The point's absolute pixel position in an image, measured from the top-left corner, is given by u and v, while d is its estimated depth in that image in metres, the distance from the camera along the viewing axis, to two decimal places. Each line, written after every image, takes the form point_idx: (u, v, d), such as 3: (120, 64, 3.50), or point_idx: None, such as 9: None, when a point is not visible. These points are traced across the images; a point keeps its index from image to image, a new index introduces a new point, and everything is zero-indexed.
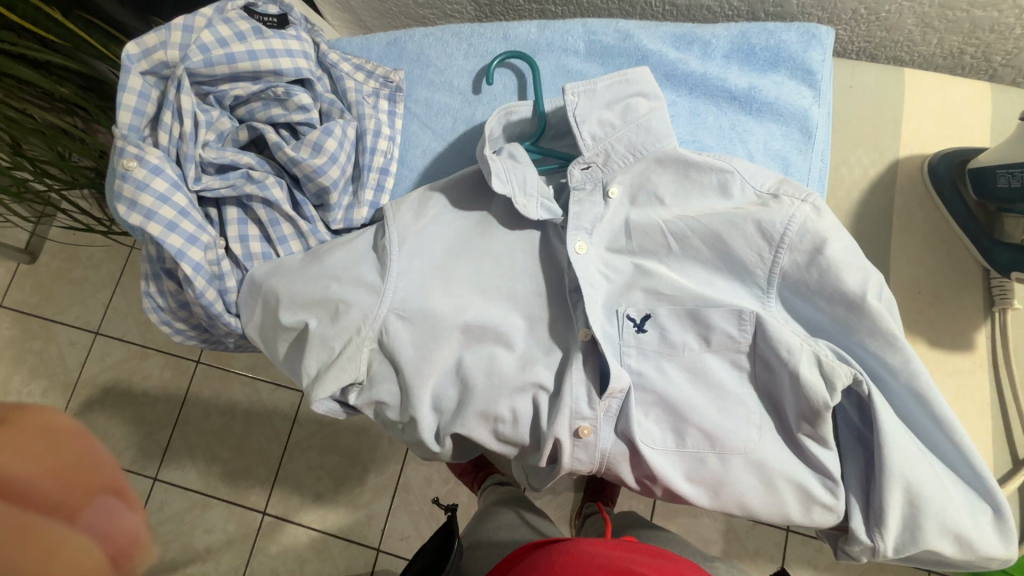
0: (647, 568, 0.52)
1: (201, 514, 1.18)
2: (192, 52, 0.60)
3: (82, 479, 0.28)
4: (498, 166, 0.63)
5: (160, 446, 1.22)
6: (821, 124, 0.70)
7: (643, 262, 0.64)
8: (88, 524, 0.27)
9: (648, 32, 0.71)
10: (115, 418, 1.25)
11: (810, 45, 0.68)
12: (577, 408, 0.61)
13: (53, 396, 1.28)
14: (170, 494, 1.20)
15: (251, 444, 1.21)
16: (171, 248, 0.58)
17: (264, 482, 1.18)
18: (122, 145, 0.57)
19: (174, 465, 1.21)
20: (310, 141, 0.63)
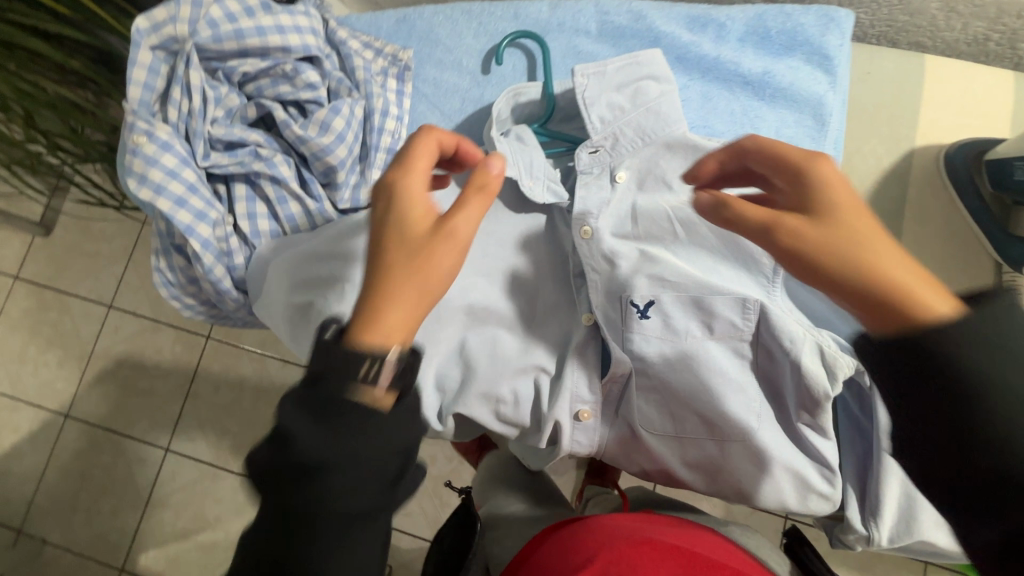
0: (668, 536, 0.55)
1: (212, 484, 1.30)
2: (202, 27, 0.60)
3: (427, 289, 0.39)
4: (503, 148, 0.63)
5: (171, 418, 1.32)
6: (836, 110, 0.68)
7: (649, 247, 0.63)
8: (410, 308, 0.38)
9: (661, 13, 0.70)
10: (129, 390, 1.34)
11: (828, 28, 0.67)
12: (577, 392, 0.61)
13: (68, 364, 1.38)
14: (181, 464, 1.31)
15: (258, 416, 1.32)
16: (180, 224, 0.58)
17: None
18: (132, 120, 0.58)
19: (185, 436, 1.31)
20: (318, 120, 0.63)
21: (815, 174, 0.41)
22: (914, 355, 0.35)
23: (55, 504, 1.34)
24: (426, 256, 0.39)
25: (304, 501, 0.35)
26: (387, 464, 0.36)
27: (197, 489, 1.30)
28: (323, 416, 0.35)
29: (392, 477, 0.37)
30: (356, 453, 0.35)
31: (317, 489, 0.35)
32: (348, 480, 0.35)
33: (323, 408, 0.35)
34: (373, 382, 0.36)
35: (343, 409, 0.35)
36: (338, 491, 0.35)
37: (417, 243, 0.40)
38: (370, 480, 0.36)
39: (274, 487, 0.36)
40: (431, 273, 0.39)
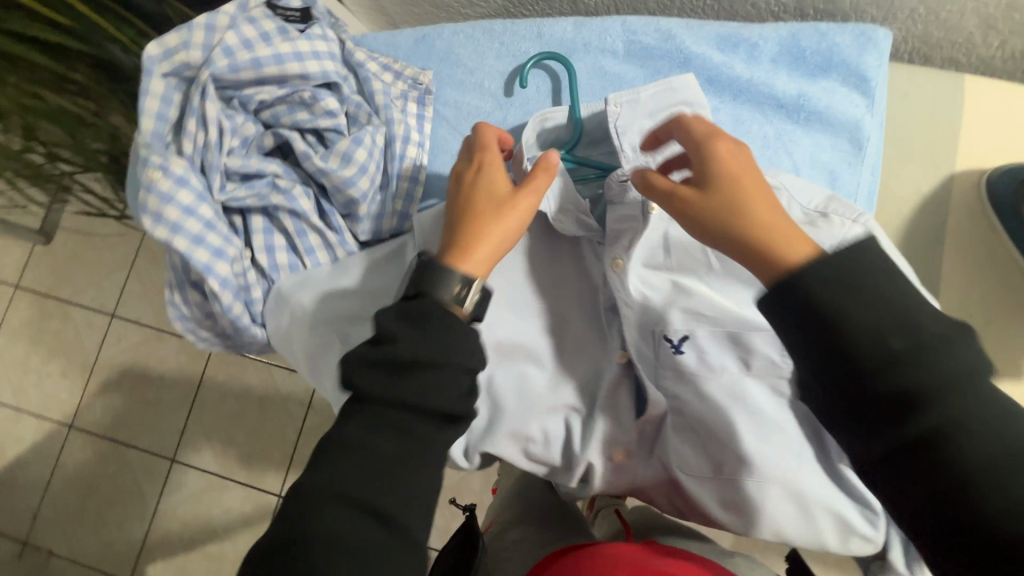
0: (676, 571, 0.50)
1: (219, 492, 1.39)
2: (217, 56, 0.57)
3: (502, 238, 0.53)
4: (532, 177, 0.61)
5: (177, 427, 1.43)
6: (875, 135, 0.66)
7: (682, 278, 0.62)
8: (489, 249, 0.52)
9: (691, 32, 0.68)
10: (134, 397, 1.46)
11: (865, 49, 0.65)
12: (610, 433, 0.59)
13: (72, 374, 1.49)
14: (188, 473, 1.41)
15: (265, 426, 1.41)
16: (197, 264, 0.56)
17: (280, 464, 1.38)
18: (146, 155, 0.55)
19: (191, 446, 1.42)
20: (339, 151, 0.60)
21: (709, 151, 0.47)
22: (794, 307, 0.38)
23: (67, 511, 1.43)
24: (501, 212, 0.52)
25: (399, 395, 0.45)
26: (465, 376, 0.46)
27: (199, 500, 1.40)
28: (425, 323, 0.47)
29: (466, 392, 0.47)
30: (450, 349, 0.46)
31: (413, 385, 0.45)
32: (435, 377, 0.45)
33: (424, 314, 0.47)
34: (464, 302, 0.49)
35: (440, 317, 0.47)
36: (429, 386, 0.45)
37: (495, 206, 0.53)
38: (447, 386, 0.45)
39: (376, 378, 0.45)
40: (503, 222, 0.52)
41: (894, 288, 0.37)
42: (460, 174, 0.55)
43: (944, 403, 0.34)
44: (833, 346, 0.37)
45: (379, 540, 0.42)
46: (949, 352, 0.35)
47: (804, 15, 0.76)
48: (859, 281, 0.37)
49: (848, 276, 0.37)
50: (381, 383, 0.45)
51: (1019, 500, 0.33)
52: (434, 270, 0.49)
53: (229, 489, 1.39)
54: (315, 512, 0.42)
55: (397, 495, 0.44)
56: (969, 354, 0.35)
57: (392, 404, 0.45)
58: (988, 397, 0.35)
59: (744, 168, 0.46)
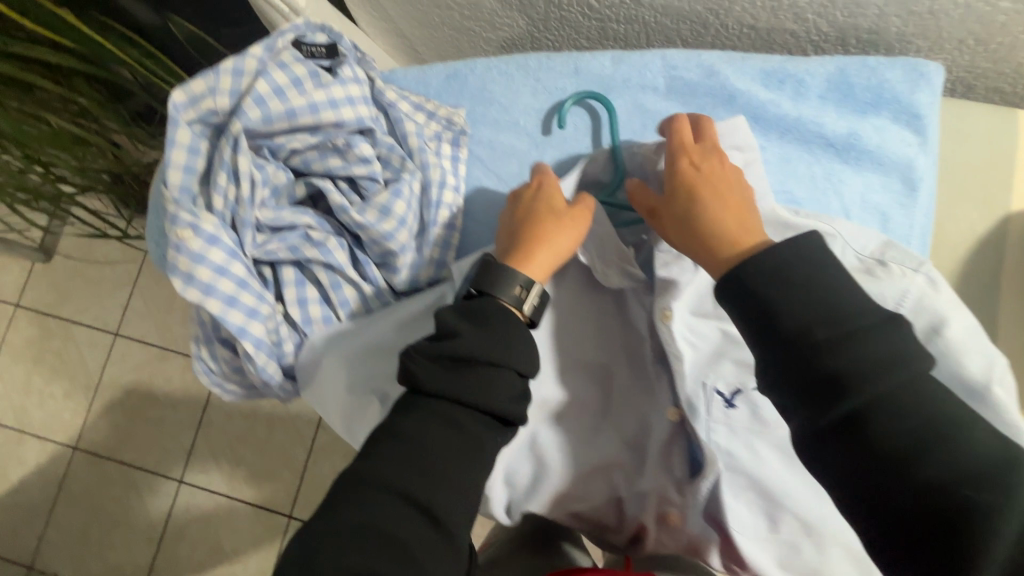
0: None
1: (228, 514, 1.37)
2: (250, 108, 0.54)
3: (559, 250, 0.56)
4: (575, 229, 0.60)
5: (184, 447, 1.40)
6: (927, 175, 0.64)
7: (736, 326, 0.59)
8: (547, 259, 0.56)
9: (733, 68, 0.65)
10: (140, 417, 1.43)
11: (918, 85, 0.62)
12: (664, 494, 0.57)
13: (74, 394, 1.46)
14: (196, 495, 1.39)
15: (274, 446, 1.39)
16: (233, 326, 0.53)
17: (290, 485, 1.37)
18: (175, 212, 0.52)
19: (199, 467, 1.39)
20: (377, 204, 0.58)
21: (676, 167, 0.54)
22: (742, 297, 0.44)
23: (71, 535, 1.40)
24: (560, 227, 0.56)
25: (452, 387, 0.48)
26: (518, 378, 0.50)
27: (210, 521, 1.37)
28: (485, 323, 0.51)
29: (516, 395, 0.50)
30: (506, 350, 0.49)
31: (467, 381, 0.48)
32: (494, 374, 0.49)
33: (488, 314, 0.51)
34: (524, 305, 0.53)
35: (500, 317, 0.51)
36: (481, 385, 0.48)
37: (550, 221, 0.57)
38: (503, 383, 0.49)
39: (435, 372, 0.48)
40: (560, 236, 0.56)
41: (827, 284, 0.42)
42: (519, 193, 0.60)
43: (875, 385, 0.38)
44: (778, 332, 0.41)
45: (420, 529, 0.44)
46: (879, 335, 0.39)
47: (846, 44, 0.74)
48: (795, 274, 0.42)
49: (782, 270, 0.43)
50: (439, 377, 0.48)
51: (955, 475, 0.35)
52: (504, 272, 0.54)
53: (239, 508, 1.37)
54: (363, 489, 0.44)
55: (440, 488, 0.46)
56: (899, 339, 0.39)
57: (446, 397, 0.47)
58: (923, 381, 0.38)
59: (707, 179, 0.53)
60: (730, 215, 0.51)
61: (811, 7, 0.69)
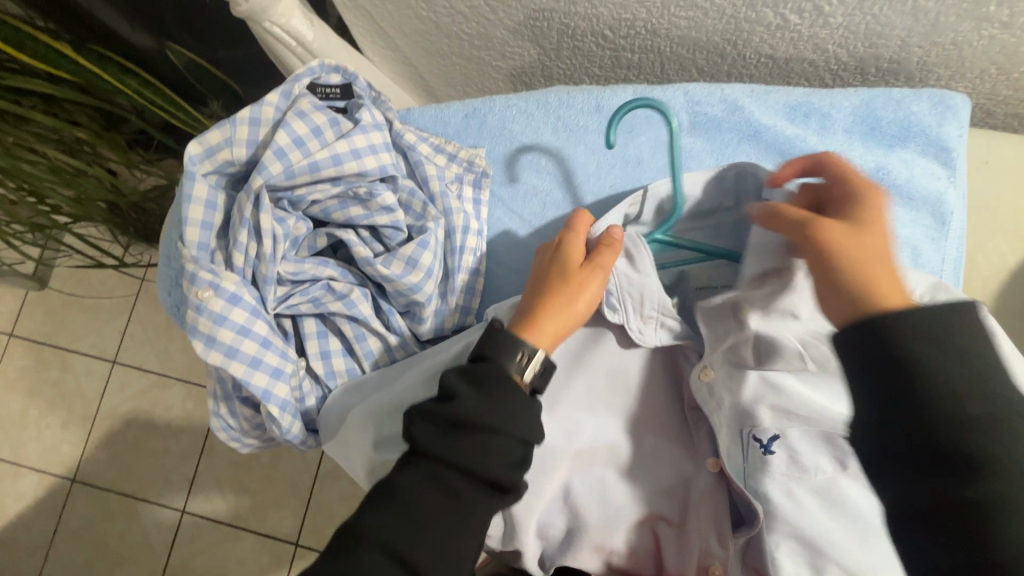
0: None
1: (233, 546, 1.33)
2: (271, 162, 0.53)
3: (565, 323, 0.52)
4: (622, 282, 0.58)
5: (187, 478, 1.37)
6: (958, 209, 0.63)
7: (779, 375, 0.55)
8: (551, 333, 0.51)
9: (759, 103, 0.64)
10: (141, 448, 1.40)
11: (945, 119, 0.62)
12: (706, 547, 0.55)
13: (71, 425, 1.42)
14: (200, 526, 1.35)
15: (280, 476, 1.36)
16: (256, 389, 0.51)
17: (298, 514, 1.33)
18: (193, 271, 0.50)
19: (203, 498, 1.36)
20: (403, 255, 0.56)
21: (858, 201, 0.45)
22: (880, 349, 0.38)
23: (69, 572, 1.36)
24: (567, 299, 0.52)
25: (447, 451, 0.44)
26: (518, 445, 0.45)
27: (215, 551, 1.34)
28: (486, 383, 0.46)
29: (516, 461, 0.45)
30: (504, 416, 0.45)
31: (463, 445, 0.44)
32: (489, 442, 0.44)
33: (492, 377, 0.47)
34: (524, 372, 0.48)
35: (503, 381, 0.47)
36: (477, 450, 0.44)
37: (561, 290, 0.53)
38: (502, 449, 0.45)
39: (433, 434, 0.45)
40: (565, 310, 0.52)
41: (982, 355, 0.37)
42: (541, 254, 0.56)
43: (997, 472, 0.36)
44: (909, 391, 0.37)
45: None
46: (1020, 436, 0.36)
47: (865, 73, 0.73)
48: (951, 339, 0.37)
49: (951, 331, 0.37)
50: (433, 439, 0.45)
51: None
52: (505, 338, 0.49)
53: (244, 538, 1.34)
54: (359, 559, 0.42)
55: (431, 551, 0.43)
56: None
57: (440, 461, 0.44)
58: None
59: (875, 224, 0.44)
60: (878, 271, 0.42)
61: (831, 38, 0.68)
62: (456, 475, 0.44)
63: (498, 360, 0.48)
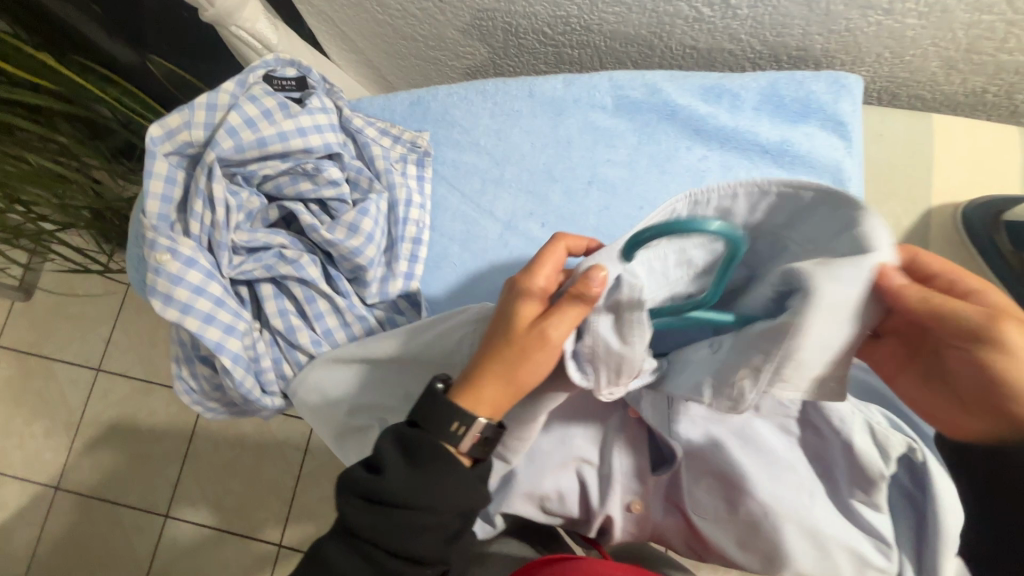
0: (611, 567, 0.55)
1: (216, 548, 1.36)
2: (222, 137, 0.59)
3: (511, 392, 0.48)
4: (601, 349, 0.45)
5: (170, 481, 1.40)
6: (855, 175, 0.69)
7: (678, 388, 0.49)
8: (491, 404, 0.48)
9: (675, 85, 0.71)
10: (124, 453, 1.43)
11: (839, 95, 0.69)
12: (627, 484, 0.62)
13: (55, 433, 1.45)
14: (182, 529, 1.38)
15: (262, 475, 1.39)
16: (210, 342, 0.56)
17: (279, 512, 1.36)
18: (152, 237, 0.55)
19: (185, 501, 1.39)
20: (346, 222, 0.62)
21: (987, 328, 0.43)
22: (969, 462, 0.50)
23: None
24: (510, 366, 0.47)
25: (377, 533, 0.45)
26: (453, 517, 0.46)
27: (198, 555, 1.36)
28: (419, 457, 0.46)
29: (452, 534, 0.46)
30: (436, 493, 0.45)
31: (392, 528, 0.45)
32: (416, 520, 0.45)
33: (426, 450, 0.46)
34: (460, 442, 0.47)
35: (433, 451, 0.46)
36: (404, 530, 0.44)
37: (505, 357, 0.48)
38: (433, 530, 0.45)
39: (361, 517, 0.45)
40: (507, 377, 0.48)
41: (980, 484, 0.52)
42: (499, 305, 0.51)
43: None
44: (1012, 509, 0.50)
45: None
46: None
47: (779, 61, 0.80)
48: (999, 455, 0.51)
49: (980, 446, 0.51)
50: (358, 520, 0.45)
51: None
52: (437, 408, 0.47)
53: (226, 541, 1.36)
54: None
55: None
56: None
57: (369, 540, 0.45)
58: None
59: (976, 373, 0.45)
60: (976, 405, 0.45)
61: (743, 28, 0.76)
62: (384, 554, 0.45)
63: (433, 433, 0.47)
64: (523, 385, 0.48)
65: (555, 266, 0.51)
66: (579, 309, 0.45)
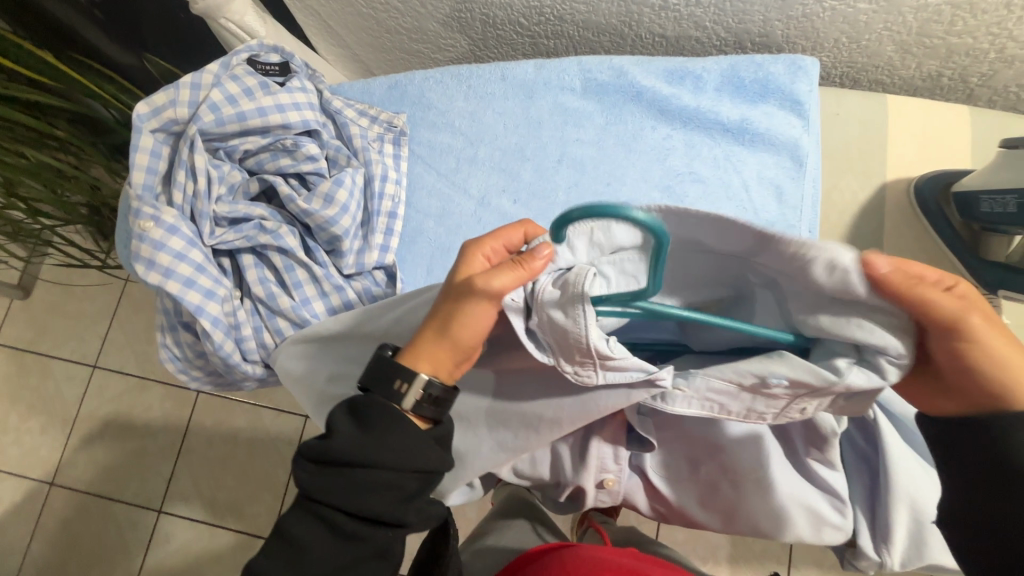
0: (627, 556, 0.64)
1: (208, 542, 1.37)
2: (204, 112, 0.62)
3: (457, 351, 0.49)
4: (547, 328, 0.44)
5: (163, 477, 1.41)
6: (812, 151, 0.72)
7: (698, 378, 0.46)
8: (437, 364, 0.49)
9: (640, 68, 0.74)
10: (119, 447, 1.45)
11: (797, 76, 0.71)
12: (603, 463, 0.61)
13: (51, 429, 1.47)
14: (175, 524, 1.39)
15: (254, 468, 1.41)
16: (190, 304, 0.58)
17: (270, 505, 1.38)
18: (137, 206, 0.58)
19: (178, 496, 1.40)
20: (321, 193, 0.66)
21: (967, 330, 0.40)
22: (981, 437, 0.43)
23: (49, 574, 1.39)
24: (453, 327, 0.48)
25: (331, 492, 0.44)
26: (407, 477, 0.45)
27: (190, 549, 1.37)
28: (369, 420, 0.46)
29: (408, 495, 0.46)
30: (382, 453, 0.45)
31: (343, 487, 0.45)
32: (366, 479, 0.44)
33: (375, 413, 0.46)
34: (402, 400, 0.46)
35: (381, 412, 0.46)
36: (355, 488, 0.44)
37: (447, 318, 0.48)
38: (385, 490, 0.45)
39: (313, 478, 0.45)
40: (450, 338, 0.48)
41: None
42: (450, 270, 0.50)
43: None
44: None
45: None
46: None
47: (744, 47, 0.84)
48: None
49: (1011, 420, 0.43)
50: (309, 481, 0.45)
51: None
52: (378, 367, 0.48)
53: (219, 535, 1.37)
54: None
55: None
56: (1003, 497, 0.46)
57: (324, 501, 0.45)
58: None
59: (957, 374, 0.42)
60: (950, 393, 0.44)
61: (707, 16, 0.79)
62: (341, 513, 0.45)
63: (382, 395, 0.47)
64: (467, 344, 0.48)
65: (501, 244, 0.49)
66: (517, 271, 0.44)
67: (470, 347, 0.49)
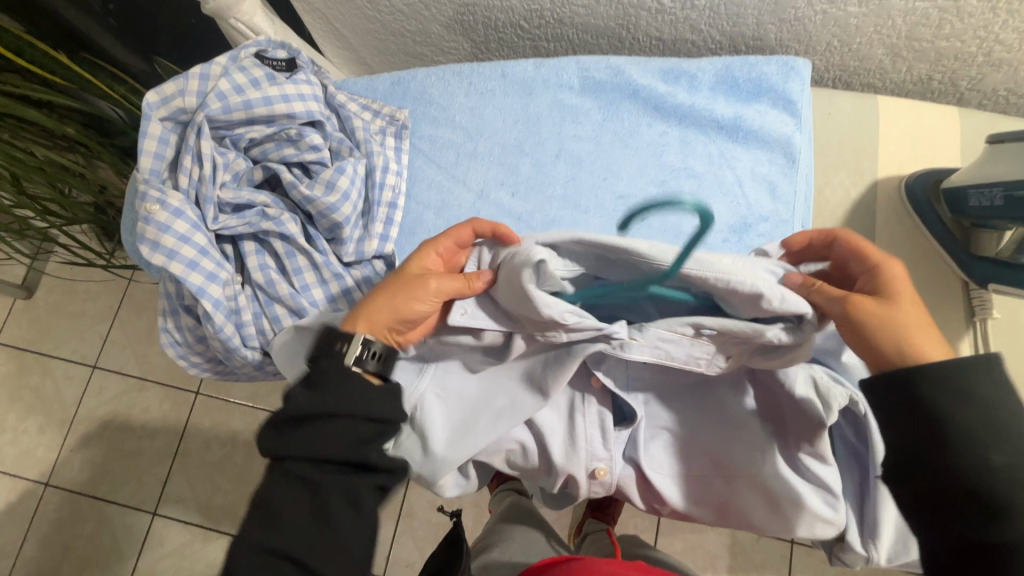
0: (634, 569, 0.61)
1: (202, 545, 1.36)
2: (211, 100, 0.64)
3: (400, 321, 0.54)
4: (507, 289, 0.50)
5: (159, 477, 1.41)
6: (805, 149, 0.74)
7: (650, 329, 0.50)
8: (381, 326, 0.53)
9: (637, 67, 0.76)
10: (117, 447, 1.45)
11: (789, 76, 0.72)
12: (592, 450, 0.61)
13: (48, 429, 1.47)
14: (169, 525, 1.38)
15: (250, 470, 1.40)
16: (192, 285, 0.60)
17: None
18: (144, 190, 0.60)
19: (173, 498, 1.40)
20: (323, 180, 0.68)
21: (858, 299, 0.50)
22: (893, 395, 0.46)
23: None
24: (400, 300, 0.53)
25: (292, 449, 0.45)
26: (363, 422, 0.47)
27: (184, 553, 1.36)
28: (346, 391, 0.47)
29: (364, 438, 0.47)
30: (338, 402, 0.46)
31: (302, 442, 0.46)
32: (328, 429, 0.46)
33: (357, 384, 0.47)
34: (363, 364, 0.49)
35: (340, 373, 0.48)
36: (317, 439, 0.46)
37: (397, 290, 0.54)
38: (342, 436, 0.46)
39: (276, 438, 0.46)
40: (396, 307, 0.53)
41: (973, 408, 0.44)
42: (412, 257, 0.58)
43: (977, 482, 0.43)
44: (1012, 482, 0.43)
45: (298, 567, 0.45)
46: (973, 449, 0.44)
47: (739, 50, 0.86)
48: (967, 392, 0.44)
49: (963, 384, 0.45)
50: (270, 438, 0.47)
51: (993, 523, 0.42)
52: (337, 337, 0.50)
53: (213, 538, 1.36)
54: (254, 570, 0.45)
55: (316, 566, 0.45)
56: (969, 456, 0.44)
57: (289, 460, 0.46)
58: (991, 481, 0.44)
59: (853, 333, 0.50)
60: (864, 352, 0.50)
61: (702, 19, 0.81)
62: (313, 464, 0.46)
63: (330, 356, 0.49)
64: (408, 318, 0.54)
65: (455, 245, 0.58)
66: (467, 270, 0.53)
67: (409, 320, 0.54)
